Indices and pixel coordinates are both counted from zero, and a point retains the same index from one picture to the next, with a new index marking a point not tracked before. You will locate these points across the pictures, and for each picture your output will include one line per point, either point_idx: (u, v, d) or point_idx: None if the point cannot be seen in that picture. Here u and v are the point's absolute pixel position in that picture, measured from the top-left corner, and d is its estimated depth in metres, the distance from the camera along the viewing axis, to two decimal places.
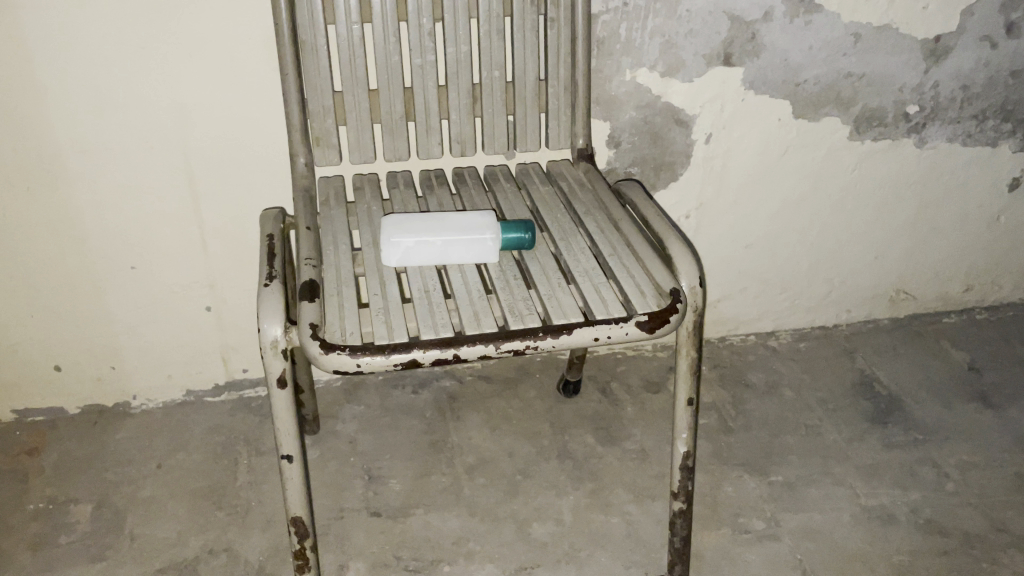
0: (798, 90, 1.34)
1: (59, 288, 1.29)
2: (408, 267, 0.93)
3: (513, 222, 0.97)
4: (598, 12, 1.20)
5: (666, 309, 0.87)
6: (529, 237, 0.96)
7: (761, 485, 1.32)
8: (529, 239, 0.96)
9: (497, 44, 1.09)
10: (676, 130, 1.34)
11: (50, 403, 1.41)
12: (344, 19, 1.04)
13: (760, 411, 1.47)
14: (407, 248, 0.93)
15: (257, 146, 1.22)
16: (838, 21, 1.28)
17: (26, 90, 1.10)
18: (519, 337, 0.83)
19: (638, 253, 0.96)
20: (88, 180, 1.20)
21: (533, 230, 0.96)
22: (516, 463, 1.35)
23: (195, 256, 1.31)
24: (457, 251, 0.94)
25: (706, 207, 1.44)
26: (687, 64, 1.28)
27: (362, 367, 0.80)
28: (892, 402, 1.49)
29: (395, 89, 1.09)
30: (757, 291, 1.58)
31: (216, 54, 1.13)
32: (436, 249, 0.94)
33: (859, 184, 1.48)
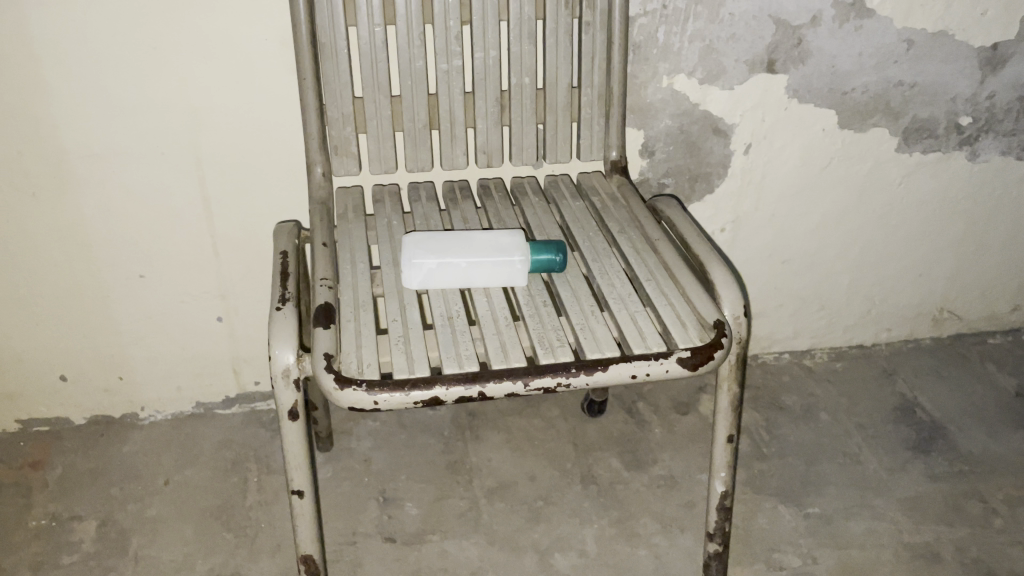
0: (845, 99, 1.26)
1: (65, 296, 1.24)
2: (430, 290, 0.87)
3: (543, 242, 0.90)
4: (635, 15, 1.13)
5: (710, 343, 0.80)
6: (561, 259, 0.89)
7: (797, 517, 1.25)
8: (561, 260, 0.89)
9: (528, 49, 1.02)
10: (714, 140, 1.27)
11: (55, 413, 1.36)
12: (367, 21, 0.97)
13: (795, 437, 1.40)
14: (430, 268, 0.86)
15: (273, 151, 1.16)
16: (890, 27, 1.20)
17: (30, 92, 1.04)
18: (549, 374, 0.76)
19: (678, 279, 0.89)
20: (95, 185, 1.14)
21: (564, 251, 0.89)
22: (537, 487, 1.29)
23: (207, 265, 1.25)
24: (485, 271, 0.87)
25: (742, 221, 1.37)
26: (728, 71, 1.20)
27: (379, 405, 0.74)
28: (935, 430, 1.41)
29: (419, 96, 1.02)
30: (793, 309, 1.51)
31: (231, 56, 1.07)
32: (462, 269, 0.87)
33: (905, 198, 1.40)
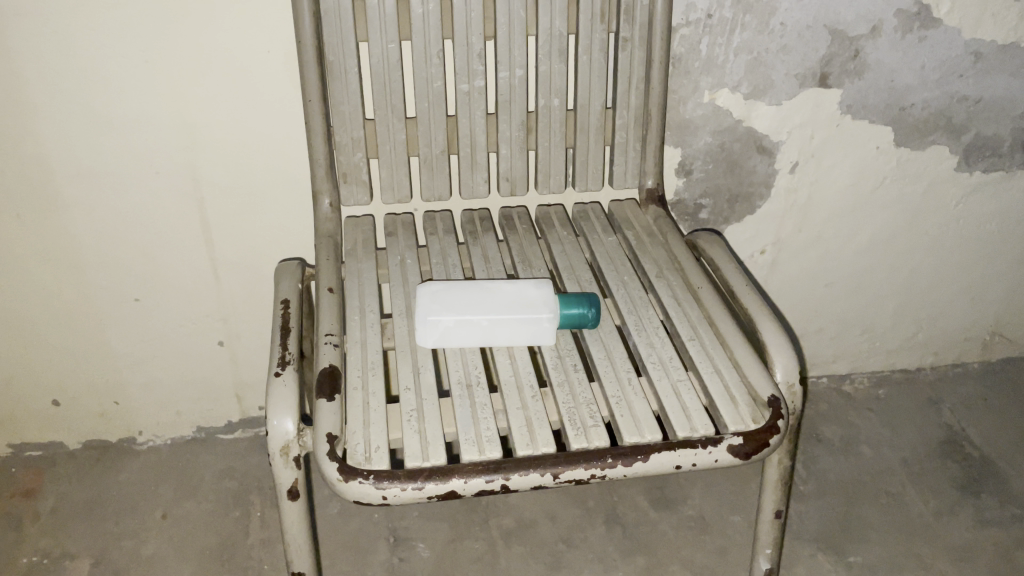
0: (903, 115, 1.15)
1: (56, 320, 1.15)
2: (447, 349, 0.78)
3: (574, 293, 0.81)
4: (677, 24, 1.02)
5: (765, 427, 0.71)
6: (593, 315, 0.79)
7: (837, 568, 1.17)
8: (593, 314, 0.79)
9: (557, 68, 0.92)
10: (757, 158, 1.16)
11: (48, 438, 1.28)
12: (379, 37, 0.87)
13: (833, 474, 1.31)
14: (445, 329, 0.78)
15: (277, 171, 1.07)
16: (957, 37, 1.08)
17: (12, 110, 0.95)
18: (582, 464, 0.67)
19: (725, 339, 0.79)
20: (85, 206, 1.05)
21: (596, 305, 0.79)
22: (558, 528, 1.21)
23: (206, 289, 1.16)
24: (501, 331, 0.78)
25: (784, 243, 1.27)
26: (776, 85, 1.09)
27: (389, 499, 0.65)
28: (985, 467, 1.32)
29: (436, 119, 0.92)
30: (834, 333, 1.41)
31: (231, 70, 0.97)
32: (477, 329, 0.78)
33: (961, 220, 1.29)
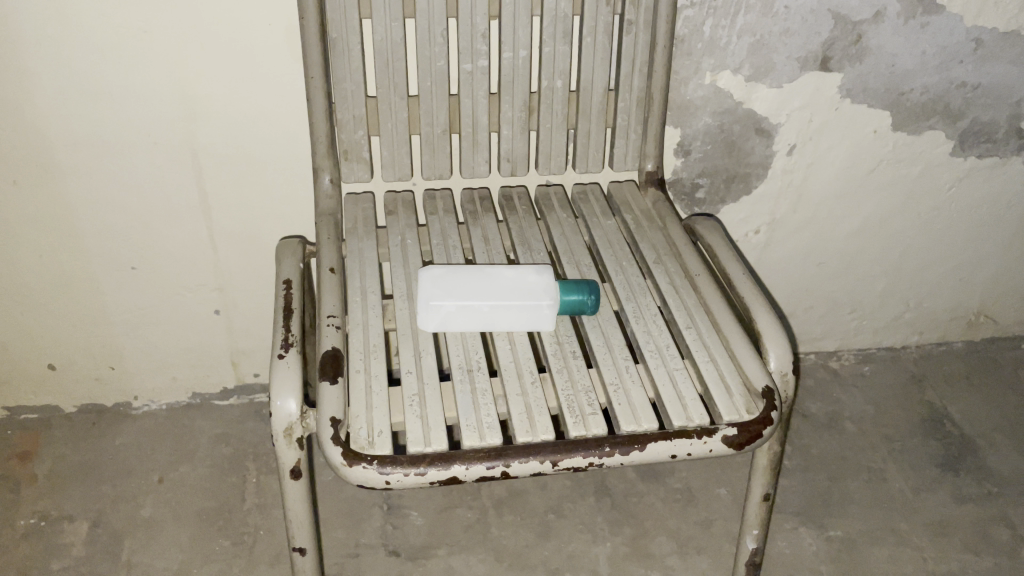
0: (902, 100, 1.15)
1: (52, 287, 1.15)
2: (448, 334, 0.79)
3: (574, 280, 0.82)
4: (681, 5, 1.02)
5: (758, 419, 0.73)
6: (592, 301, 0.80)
7: (818, 542, 1.20)
8: (592, 301, 0.81)
9: (562, 50, 0.91)
10: (755, 139, 1.17)
11: (44, 401, 1.29)
12: (383, 16, 0.86)
13: (818, 449, 1.34)
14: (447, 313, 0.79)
15: (276, 144, 1.06)
16: (959, 24, 1.08)
17: (10, 76, 0.94)
18: (580, 452, 0.69)
19: (722, 328, 0.81)
20: (82, 174, 1.04)
21: (596, 292, 0.81)
22: (548, 498, 1.24)
23: (203, 259, 1.16)
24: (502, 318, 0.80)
25: (778, 223, 1.28)
26: (778, 68, 1.09)
27: (392, 483, 0.67)
28: (964, 445, 1.35)
29: (439, 98, 0.92)
30: (824, 311, 1.44)
31: (231, 41, 0.96)
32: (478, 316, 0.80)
33: (954, 203, 1.30)
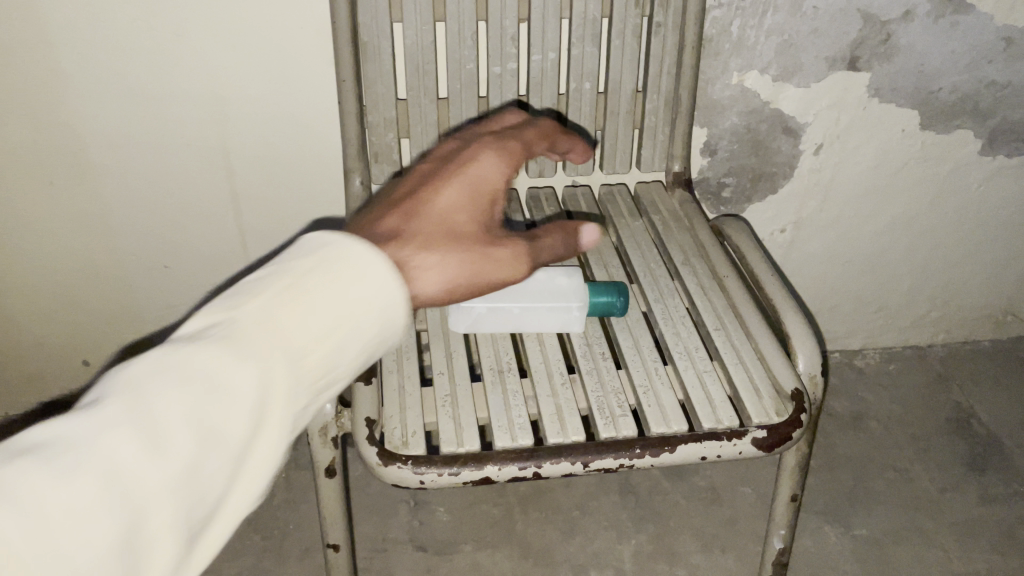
0: (930, 99, 1.14)
1: (87, 285, 1.18)
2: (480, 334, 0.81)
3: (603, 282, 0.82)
4: (710, 6, 1.02)
5: (788, 421, 0.73)
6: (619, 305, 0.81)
7: (843, 540, 1.21)
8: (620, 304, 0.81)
9: (590, 52, 0.92)
10: (782, 139, 1.16)
11: (78, 396, 1.32)
12: (414, 20, 0.87)
13: (842, 448, 1.34)
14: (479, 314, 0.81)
15: (308, 145, 1.07)
16: (990, 23, 1.07)
17: (46, 79, 0.96)
18: (611, 453, 0.70)
19: (750, 329, 0.81)
20: (116, 174, 1.06)
21: (626, 294, 0.81)
22: (573, 495, 1.25)
23: (235, 258, 1.18)
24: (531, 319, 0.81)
25: (804, 222, 1.28)
26: (805, 67, 1.09)
27: (426, 483, 0.68)
28: (991, 445, 1.34)
29: (468, 100, 0.93)
30: (849, 309, 1.43)
31: (262, 43, 0.97)
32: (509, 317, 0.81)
33: (982, 202, 1.29)
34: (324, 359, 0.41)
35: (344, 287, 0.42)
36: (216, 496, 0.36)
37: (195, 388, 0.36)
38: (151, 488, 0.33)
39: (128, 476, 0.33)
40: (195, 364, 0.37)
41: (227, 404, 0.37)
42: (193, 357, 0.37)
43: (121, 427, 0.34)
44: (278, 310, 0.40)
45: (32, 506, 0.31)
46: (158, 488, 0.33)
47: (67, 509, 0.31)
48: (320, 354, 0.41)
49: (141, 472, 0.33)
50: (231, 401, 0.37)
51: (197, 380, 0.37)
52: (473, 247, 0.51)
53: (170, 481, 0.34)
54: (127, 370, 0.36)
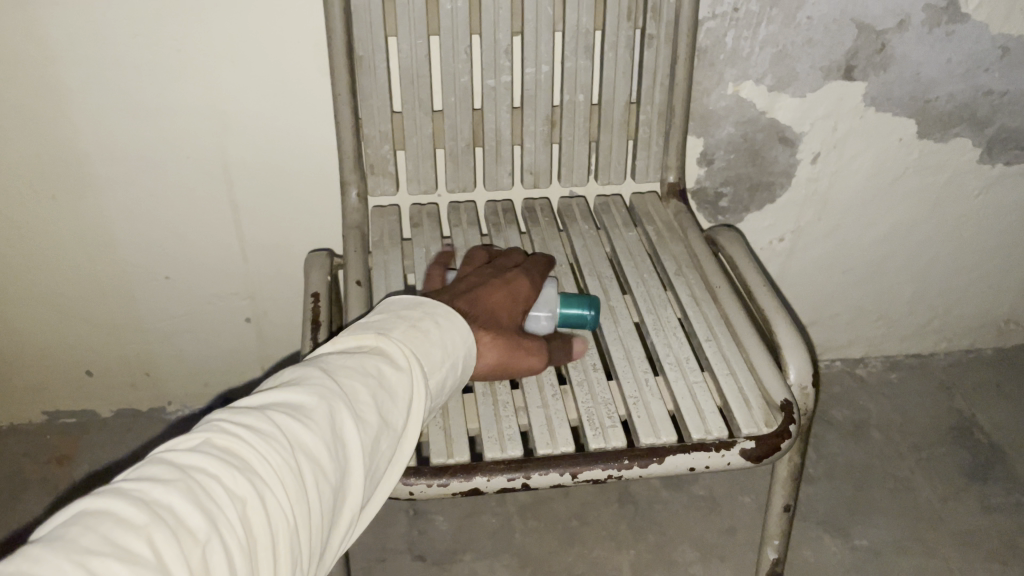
0: (927, 108, 1.15)
1: (89, 297, 1.19)
2: None
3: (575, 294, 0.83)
4: (703, 18, 1.03)
5: (777, 432, 0.73)
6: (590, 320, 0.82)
7: (843, 550, 1.20)
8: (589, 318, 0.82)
9: (583, 64, 0.92)
10: (779, 148, 1.17)
11: (82, 406, 1.33)
12: (408, 34, 0.88)
13: (843, 456, 1.34)
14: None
15: (306, 157, 1.08)
16: (985, 32, 1.07)
17: (48, 94, 0.98)
18: (599, 465, 0.71)
19: (741, 340, 0.81)
20: (118, 188, 1.08)
21: (595, 305, 0.82)
22: (572, 504, 1.25)
23: (235, 269, 1.19)
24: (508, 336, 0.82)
25: (802, 231, 1.28)
26: (800, 77, 1.09)
27: (415, 494, 0.69)
28: (993, 454, 1.34)
29: (462, 112, 0.94)
30: (849, 318, 1.43)
31: (260, 57, 0.98)
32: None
33: (982, 210, 1.29)
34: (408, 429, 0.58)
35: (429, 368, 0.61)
36: (341, 521, 0.52)
37: (337, 438, 0.51)
38: (315, 508, 0.48)
39: (306, 496, 0.47)
40: (337, 419, 0.52)
41: (356, 452, 0.52)
42: (337, 414, 0.52)
43: (302, 459, 0.48)
44: (380, 388, 0.56)
45: (255, 512, 0.44)
46: (319, 511, 0.48)
47: (271, 516, 0.45)
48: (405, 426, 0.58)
49: (314, 498, 0.48)
50: (359, 452, 0.52)
51: (338, 432, 0.52)
52: (507, 344, 0.71)
53: (323, 506, 0.49)
54: (290, 404, 0.51)
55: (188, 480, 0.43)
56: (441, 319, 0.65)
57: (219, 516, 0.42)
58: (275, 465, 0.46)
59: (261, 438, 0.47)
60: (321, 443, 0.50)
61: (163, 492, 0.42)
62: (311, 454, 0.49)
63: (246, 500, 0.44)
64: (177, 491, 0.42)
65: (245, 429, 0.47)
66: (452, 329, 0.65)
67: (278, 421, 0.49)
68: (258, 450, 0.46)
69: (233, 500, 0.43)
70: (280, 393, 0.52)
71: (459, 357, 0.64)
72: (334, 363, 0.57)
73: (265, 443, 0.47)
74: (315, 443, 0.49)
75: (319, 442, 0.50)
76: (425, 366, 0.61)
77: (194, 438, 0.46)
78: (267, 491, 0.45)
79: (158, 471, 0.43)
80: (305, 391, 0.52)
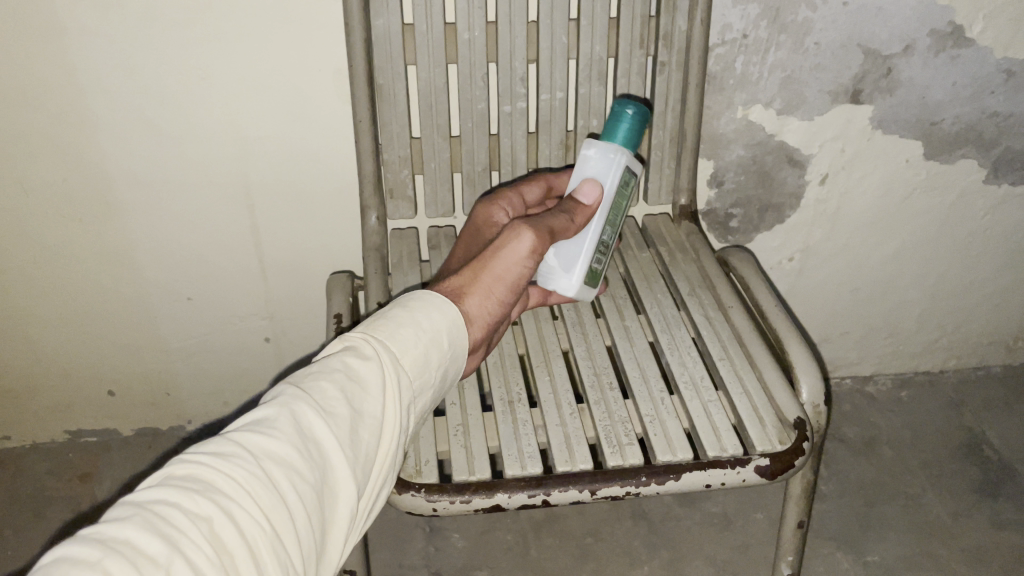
0: (933, 130, 1.17)
1: (112, 318, 1.21)
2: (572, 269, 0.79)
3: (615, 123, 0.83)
4: (713, 44, 1.05)
5: (790, 449, 0.75)
6: (629, 107, 0.81)
7: (854, 566, 1.22)
8: (634, 115, 0.81)
9: (597, 90, 0.95)
10: (788, 169, 1.19)
11: (104, 425, 1.36)
12: (427, 62, 0.91)
13: (854, 473, 1.35)
14: (583, 275, 0.79)
15: (325, 181, 1.11)
16: (990, 56, 1.10)
17: (76, 121, 1.01)
18: (617, 481, 0.72)
19: (755, 359, 0.83)
20: (142, 212, 1.10)
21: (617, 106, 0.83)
22: (586, 521, 1.26)
23: (255, 290, 1.21)
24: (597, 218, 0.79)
25: (811, 250, 1.30)
26: (809, 101, 1.12)
27: (439, 510, 0.71)
28: (1003, 471, 1.35)
29: (479, 137, 0.97)
30: (858, 336, 1.45)
31: (282, 85, 1.01)
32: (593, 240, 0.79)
33: (988, 230, 1.31)
34: (392, 414, 0.56)
35: (400, 350, 0.58)
36: (336, 516, 0.51)
37: (306, 439, 0.50)
38: (293, 509, 0.47)
39: (280, 500, 0.47)
40: (302, 421, 0.51)
41: (333, 446, 0.51)
42: (302, 416, 0.51)
43: (268, 466, 0.47)
44: (350, 380, 0.55)
45: (222, 526, 0.44)
46: (299, 511, 0.47)
47: (242, 528, 0.44)
48: (388, 412, 0.56)
49: (289, 500, 0.47)
50: (336, 447, 0.51)
51: (307, 433, 0.51)
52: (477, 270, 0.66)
53: (307, 506, 0.48)
54: (254, 420, 0.50)
55: (144, 512, 0.42)
56: (412, 303, 0.61)
57: (180, 540, 0.42)
58: (240, 478, 0.46)
59: (218, 458, 0.46)
60: (286, 447, 0.49)
61: (116, 528, 0.41)
62: (278, 460, 0.48)
63: (211, 518, 0.44)
64: (133, 523, 0.41)
65: (204, 454, 0.47)
66: (427, 310, 0.60)
67: (239, 438, 0.48)
68: (218, 468, 0.46)
69: (194, 520, 0.43)
70: (243, 414, 0.52)
71: (443, 335, 0.60)
72: (300, 372, 0.55)
73: (223, 462, 0.46)
74: (281, 447, 0.49)
75: (285, 447, 0.49)
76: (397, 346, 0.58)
77: (155, 475, 0.46)
78: (231, 506, 0.45)
79: (116, 511, 0.43)
80: (265, 406, 0.51)
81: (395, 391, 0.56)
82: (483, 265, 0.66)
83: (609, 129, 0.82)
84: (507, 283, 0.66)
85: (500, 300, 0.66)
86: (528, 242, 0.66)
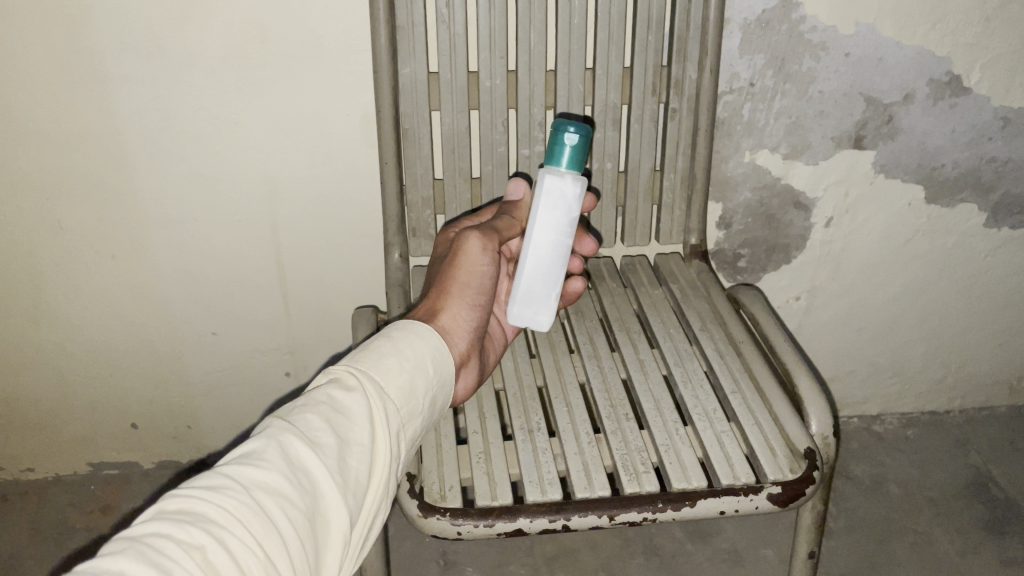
0: (934, 174, 1.21)
1: (139, 353, 1.25)
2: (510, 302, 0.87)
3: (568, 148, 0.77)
4: (722, 92, 1.10)
5: (801, 478, 0.78)
6: (565, 127, 0.77)
7: None
8: (571, 134, 0.77)
9: (611, 135, 1.00)
10: (794, 212, 1.23)
11: (125, 458, 1.38)
12: (451, 108, 0.96)
13: (863, 511, 1.37)
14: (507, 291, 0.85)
15: (350, 220, 1.15)
16: (987, 105, 1.15)
17: (114, 163, 1.06)
18: (635, 507, 0.75)
19: (765, 391, 0.86)
20: (173, 249, 1.15)
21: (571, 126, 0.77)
22: (599, 556, 1.28)
23: (277, 326, 1.25)
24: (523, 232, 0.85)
25: (818, 290, 1.34)
26: (814, 145, 1.16)
27: (463, 534, 0.74)
28: (1011, 509, 1.37)
29: (498, 179, 1.01)
30: (865, 374, 1.48)
31: (310, 128, 1.06)
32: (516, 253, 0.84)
33: (990, 272, 1.35)
34: (381, 440, 0.59)
35: (384, 379, 0.62)
36: (329, 542, 0.53)
37: (296, 469, 0.53)
38: (286, 535, 0.49)
39: (272, 527, 0.49)
40: (290, 451, 0.54)
41: (320, 474, 0.54)
42: (289, 447, 0.54)
43: (258, 495, 0.50)
44: (336, 411, 0.57)
45: (215, 553, 0.45)
46: (292, 537, 0.50)
47: (235, 555, 0.46)
48: (376, 443, 0.59)
49: (280, 525, 0.49)
50: (324, 475, 0.54)
51: (295, 462, 0.53)
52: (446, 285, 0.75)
53: (299, 531, 0.50)
54: (242, 454, 0.53)
55: (137, 544, 0.44)
56: (394, 335, 0.66)
57: (174, 568, 0.44)
58: (232, 507, 0.48)
59: (209, 491, 0.48)
60: (275, 476, 0.51)
61: (112, 561, 0.43)
62: (268, 490, 0.50)
63: (204, 546, 0.46)
64: (126, 555, 0.43)
65: (195, 488, 0.49)
66: (407, 339, 0.66)
67: (228, 472, 0.50)
68: (210, 499, 0.48)
69: (187, 550, 0.45)
70: (231, 450, 0.54)
71: (424, 362, 0.65)
72: (287, 408, 0.58)
73: (213, 493, 0.48)
74: (269, 477, 0.51)
75: (274, 475, 0.51)
76: (384, 377, 0.62)
77: (149, 511, 0.48)
78: (223, 535, 0.47)
79: (111, 545, 0.45)
80: (252, 440, 0.54)
81: (382, 418, 0.60)
82: (450, 278, 0.75)
83: (549, 151, 0.79)
84: (476, 286, 0.75)
85: (471, 303, 0.74)
86: (477, 244, 0.76)
